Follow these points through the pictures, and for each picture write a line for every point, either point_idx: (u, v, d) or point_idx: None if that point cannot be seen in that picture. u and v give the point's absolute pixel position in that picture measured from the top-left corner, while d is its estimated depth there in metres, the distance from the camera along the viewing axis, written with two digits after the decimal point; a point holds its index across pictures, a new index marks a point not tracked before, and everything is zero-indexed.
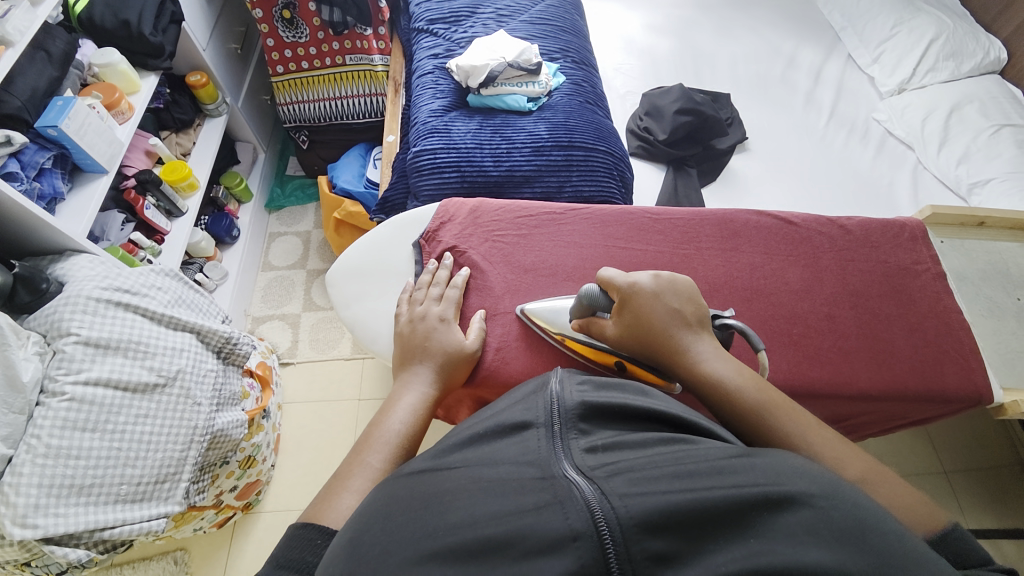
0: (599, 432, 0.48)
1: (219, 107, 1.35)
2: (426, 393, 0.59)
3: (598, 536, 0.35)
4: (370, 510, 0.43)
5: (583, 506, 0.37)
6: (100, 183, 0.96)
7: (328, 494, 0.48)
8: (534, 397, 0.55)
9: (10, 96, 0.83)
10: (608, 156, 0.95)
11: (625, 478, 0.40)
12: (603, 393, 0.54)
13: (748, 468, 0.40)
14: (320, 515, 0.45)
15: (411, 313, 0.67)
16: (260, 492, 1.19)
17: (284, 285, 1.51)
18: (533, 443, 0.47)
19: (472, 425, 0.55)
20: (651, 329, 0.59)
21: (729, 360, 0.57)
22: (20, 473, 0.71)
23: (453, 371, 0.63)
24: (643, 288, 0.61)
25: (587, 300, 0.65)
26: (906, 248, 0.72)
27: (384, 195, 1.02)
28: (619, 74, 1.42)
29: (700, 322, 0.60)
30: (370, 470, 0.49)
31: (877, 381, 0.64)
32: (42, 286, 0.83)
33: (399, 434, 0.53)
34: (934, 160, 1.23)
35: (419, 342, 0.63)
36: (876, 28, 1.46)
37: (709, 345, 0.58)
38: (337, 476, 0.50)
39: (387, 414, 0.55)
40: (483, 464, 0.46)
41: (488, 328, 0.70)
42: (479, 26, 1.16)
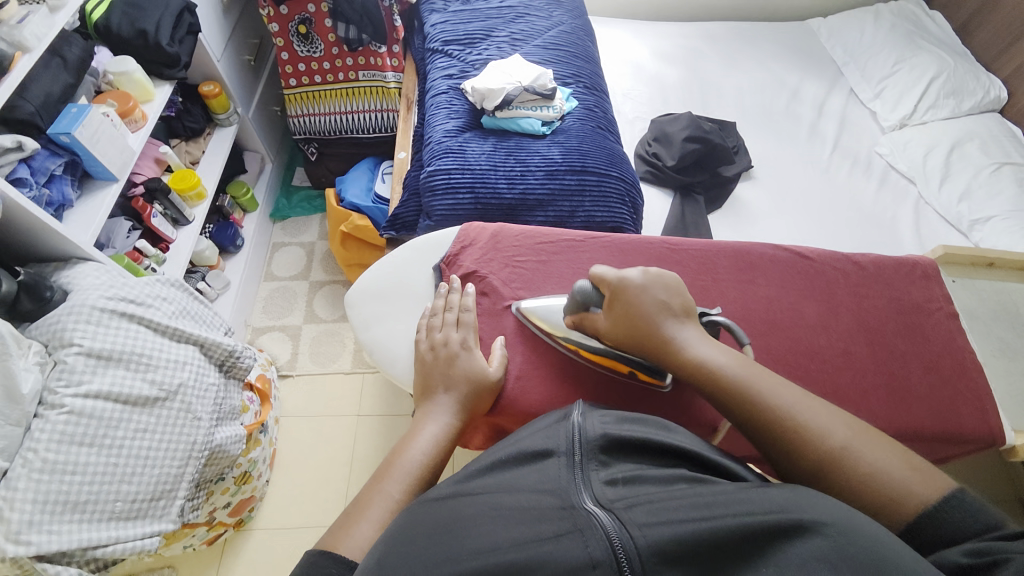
0: (619, 464, 0.48)
1: (230, 117, 1.35)
2: (449, 424, 0.58)
3: (616, 566, 0.37)
4: (388, 537, 0.41)
5: (602, 534, 0.38)
6: (110, 190, 0.96)
7: (345, 521, 0.47)
8: (555, 427, 0.54)
9: (24, 101, 0.83)
10: (620, 182, 0.96)
11: (643, 509, 0.41)
12: (625, 425, 0.54)
13: (764, 494, 0.40)
14: (337, 542, 0.45)
15: (432, 340, 0.67)
16: (253, 508, 1.16)
17: (286, 296, 1.50)
18: (554, 471, 0.48)
19: (492, 451, 0.55)
20: (639, 315, 0.61)
21: (717, 345, 0.59)
22: (14, 488, 0.69)
23: (476, 401, 0.62)
24: (630, 284, 0.63)
25: (581, 296, 0.67)
26: (919, 286, 0.73)
27: (396, 212, 1.02)
28: (627, 99, 1.44)
29: (686, 312, 0.62)
30: (389, 500, 0.49)
31: (894, 420, 0.64)
32: (46, 295, 0.82)
33: (420, 465, 0.52)
34: (936, 195, 1.25)
35: (441, 369, 0.63)
36: (878, 65, 1.51)
37: (696, 332, 0.61)
38: (355, 503, 0.49)
39: (409, 443, 0.55)
40: (503, 490, 0.45)
41: (508, 355, 0.70)
42: (493, 49, 1.18)
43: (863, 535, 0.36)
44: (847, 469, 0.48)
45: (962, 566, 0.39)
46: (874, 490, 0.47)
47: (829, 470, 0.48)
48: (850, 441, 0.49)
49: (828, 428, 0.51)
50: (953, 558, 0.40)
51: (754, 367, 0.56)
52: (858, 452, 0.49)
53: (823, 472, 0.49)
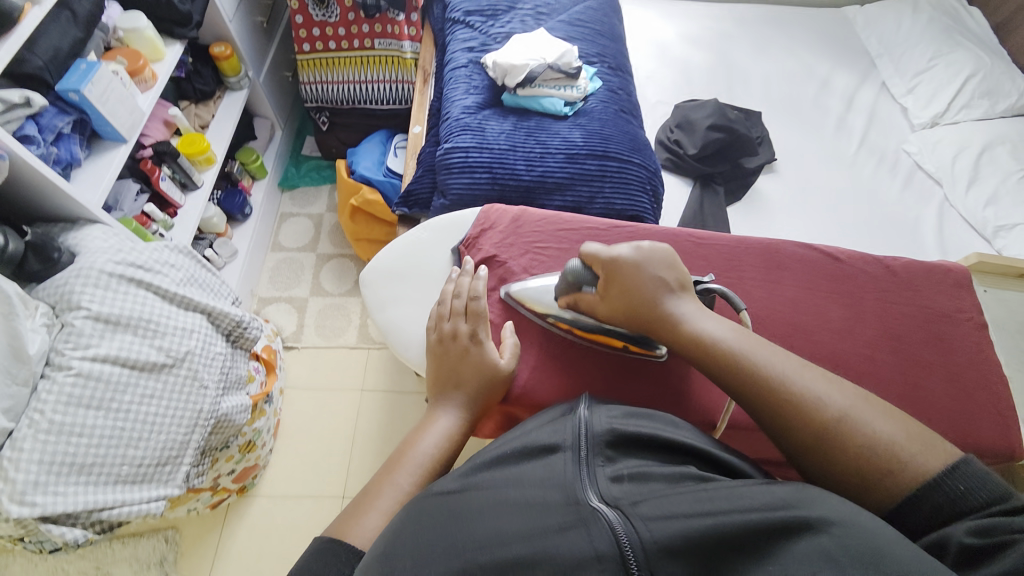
0: (625, 460, 0.46)
1: (241, 80, 1.31)
2: (460, 420, 0.58)
3: (622, 560, 0.36)
4: (398, 523, 0.43)
5: (606, 527, 0.38)
6: (119, 152, 0.93)
7: (355, 509, 0.48)
8: (561, 422, 0.52)
9: (32, 55, 0.80)
10: (642, 169, 0.93)
11: (650, 504, 0.39)
12: (632, 421, 0.52)
13: (769, 490, 0.39)
14: (346, 531, 0.45)
15: (441, 330, 0.65)
16: (256, 476, 1.18)
17: (293, 267, 1.48)
18: (559, 466, 0.45)
19: (497, 446, 0.53)
20: (637, 288, 0.61)
21: (712, 318, 0.59)
22: (20, 448, 0.69)
23: (487, 395, 0.61)
24: (625, 260, 0.62)
25: (573, 276, 0.66)
26: (949, 295, 0.71)
27: (409, 188, 1.00)
28: (651, 82, 1.39)
29: (682, 285, 0.62)
30: (399, 491, 0.49)
31: None
32: (54, 256, 0.80)
33: (430, 459, 0.52)
34: (962, 199, 1.22)
35: (452, 362, 0.62)
36: (913, 59, 1.45)
37: (691, 307, 0.60)
38: (366, 492, 0.49)
39: (420, 436, 0.55)
40: (508, 485, 0.44)
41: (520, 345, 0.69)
42: (517, 22, 1.13)
43: (865, 534, 0.36)
44: (845, 438, 0.48)
45: (968, 546, 0.39)
46: (873, 460, 0.46)
47: (828, 442, 0.48)
48: (847, 408, 0.49)
49: (823, 398, 0.50)
50: (958, 538, 0.40)
51: (750, 340, 0.56)
52: (855, 420, 0.48)
53: (819, 444, 0.48)
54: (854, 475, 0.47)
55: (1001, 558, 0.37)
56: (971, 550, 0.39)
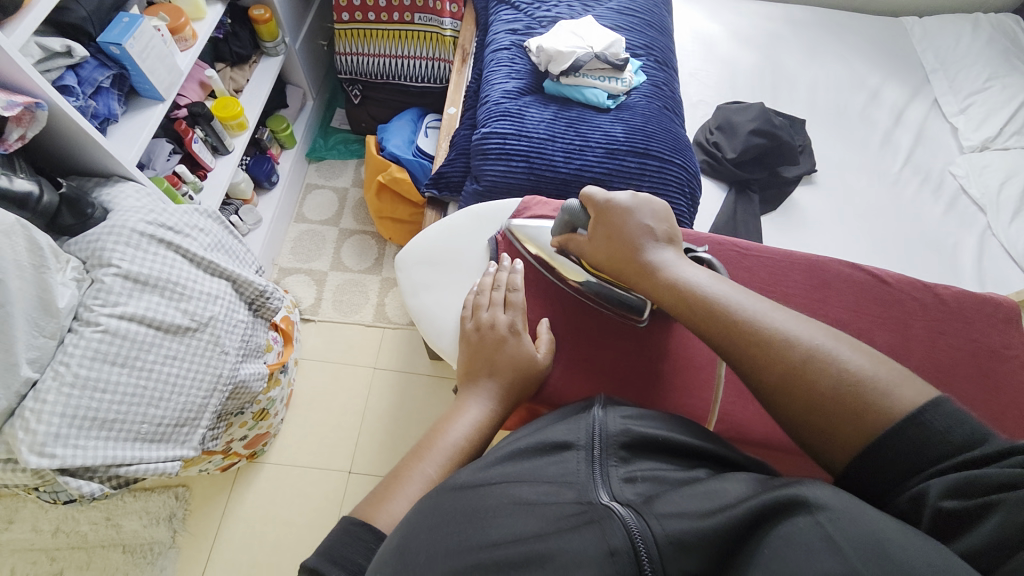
0: (641, 461, 0.44)
1: (277, 46, 1.29)
2: (490, 410, 0.57)
3: (634, 554, 0.34)
4: (411, 520, 0.40)
5: (619, 523, 0.36)
6: (155, 110, 0.93)
7: (383, 492, 0.48)
8: (575, 419, 0.50)
9: (77, 5, 0.79)
10: (682, 171, 0.91)
11: (663, 503, 0.38)
12: (648, 421, 0.49)
13: (767, 486, 0.38)
14: (373, 513, 0.45)
15: (478, 320, 0.65)
16: (267, 443, 1.19)
17: (314, 240, 1.48)
18: (573, 465, 0.44)
19: (508, 443, 0.50)
20: (620, 235, 0.62)
21: (692, 266, 0.59)
22: (43, 400, 0.69)
23: (520, 389, 0.60)
24: (618, 205, 0.63)
25: (570, 217, 0.68)
26: (998, 330, 0.69)
27: (441, 170, 0.98)
28: (694, 80, 1.35)
29: (669, 239, 0.62)
30: (425, 479, 0.49)
31: None
32: (88, 211, 0.80)
33: (459, 447, 0.52)
34: (1005, 229, 1.18)
35: (487, 353, 0.61)
36: (969, 78, 1.40)
37: (672, 255, 0.60)
38: (394, 476, 0.49)
39: (450, 426, 0.54)
40: (522, 482, 0.42)
41: (555, 342, 0.68)
42: (563, 7, 1.10)
43: (865, 520, 0.33)
44: (811, 381, 0.45)
45: (943, 511, 0.37)
46: (840, 402, 0.44)
47: (794, 385, 0.46)
48: (822, 346, 0.47)
49: (796, 340, 0.48)
50: (933, 502, 0.37)
51: (727, 286, 0.56)
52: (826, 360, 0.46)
53: (787, 385, 0.47)
54: (826, 419, 0.44)
55: (977, 527, 0.35)
56: (946, 516, 0.36)
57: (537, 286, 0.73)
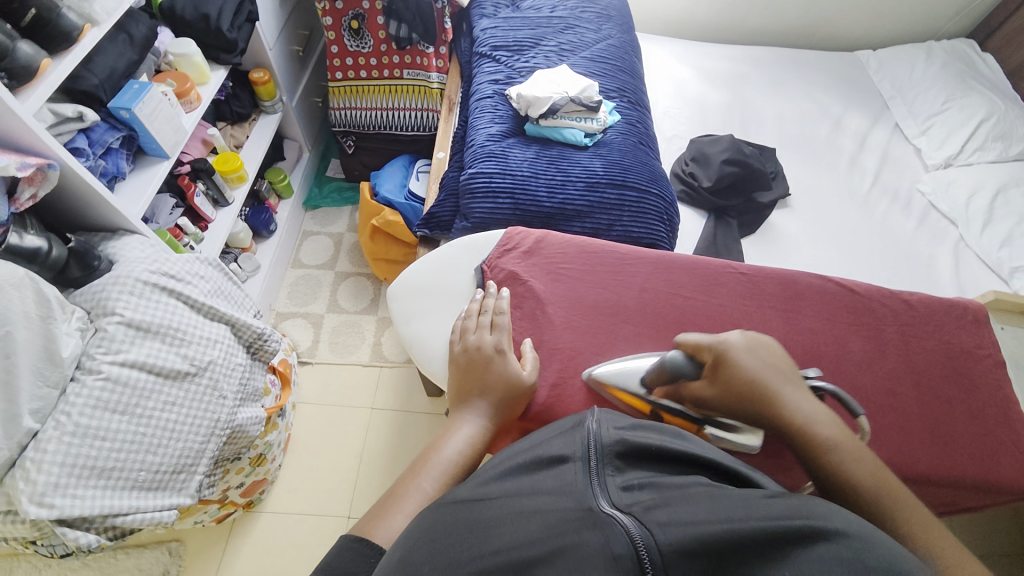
0: (636, 470, 0.45)
1: (276, 104, 1.38)
2: (483, 427, 0.59)
3: (637, 561, 0.35)
4: (412, 535, 0.41)
5: (622, 532, 0.36)
6: (160, 167, 0.98)
7: (381, 510, 0.49)
8: (572, 432, 0.51)
9: (89, 74, 0.85)
10: (659, 200, 0.96)
11: (663, 510, 0.38)
12: (639, 432, 0.50)
13: (770, 504, 0.38)
14: (373, 530, 0.47)
15: (465, 342, 0.67)
16: (264, 491, 1.17)
17: (311, 284, 1.52)
18: (570, 476, 0.44)
19: (504, 460, 0.51)
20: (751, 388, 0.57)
21: (827, 416, 0.55)
22: (45, 450, 0.70)
23: (509, 405, 0.62)
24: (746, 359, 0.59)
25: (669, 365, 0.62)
26: (969, 332, 0.72)
27: (432, 211, 1.03)
28: (667, 117, 1.45)
29: (797, 382, 0.59)
30: (423, 494, 0.50)
31: (936, 465, 0.63)
32: (94, 263, 0.83)
33: (453, 463, 0.54)
34: (977, 239, 1.23)
35: (477, 373, 0.63)
36: (926, 102, 1.49)
37: (812, 403, 0.56)
38: (391, 494, 0.51)
39: (444, 442, 0.56)
40: (522, 495, 0.43)
41: (540, 361, 0.70)
42: (541, 58, 1.19)
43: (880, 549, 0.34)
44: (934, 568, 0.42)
45: None
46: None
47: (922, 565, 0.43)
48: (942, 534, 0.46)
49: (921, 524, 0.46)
50: None
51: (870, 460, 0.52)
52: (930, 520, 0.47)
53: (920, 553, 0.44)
54: None
55: None
56: None
57: (521, 307, 0.75)
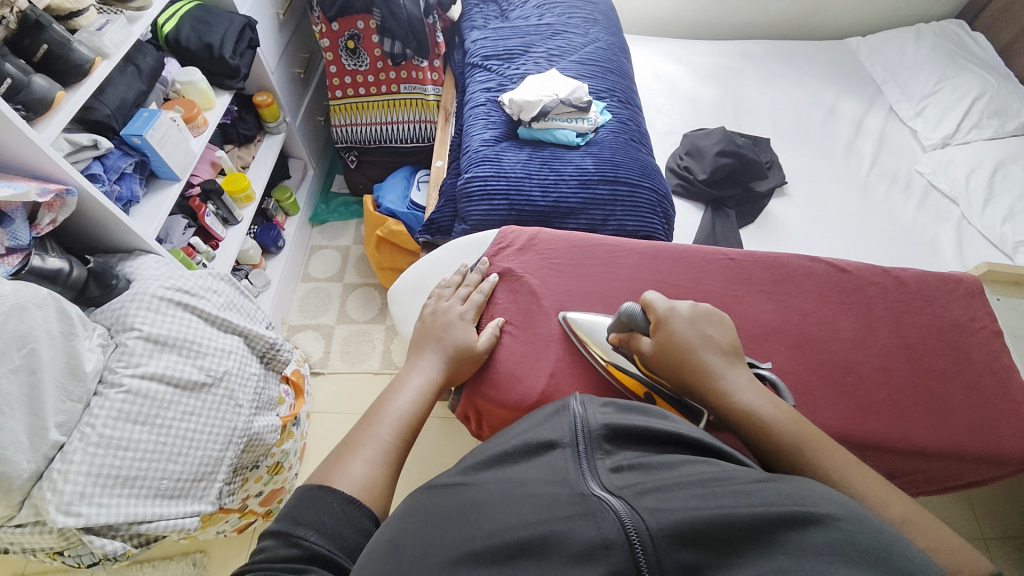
0: (624, 452, 0.45)
1: (279, 125, 1.43)
2: (433, 378, 0.65)
3: (629, 547, 0.34)
4: (404, 522, 0.42)
5: (613, 516, 0.35)
6: (172, 190, 1.03)
7: (339, 454, 0.55)
8: (557, 417, 0.50)
9: (102, 104, 0.90)
10: (652, 193, 0.98)
11: (654, 496, 0.37)
12: (627, 415, 0.50)
13: (758, 490, 0.37)
14: (331, 475, 0.52)
15: (436, 306, 0.74)
16: (282, 500, 1.19)
17: (321, 297, 1.56)
18: (561, 463, 0.43)
19: (496, 443, 0.51)
20: (683, 353, 0.61)
21: (761, 393, 0.57)
22: (70, 460, 0.73)
23: (460, 366, 0.68)
24: (676, 321, 0.63)
25: (627, 317, 0.67)
26: (963, 304, 0.73)
27: (431, 217, 1.06)
28: (660, 114, 1.47)
29: (734, 353, 0.62)
30: (379, 441, 0.56)
31: (934, 438, 0.64)
32: (112, 282, 0.88)
33: (403, 414, 0.59)
34: (978, 216, 1.22)
35: (434, 333, 0.69)
36: (919, 84, 1.49)
37: (743, 376, 0.59)
38: (349, 441, 0.56)
39: (397, 393, 0.62)
40: (513, 482, 0.42)
41: (503, 331, 0.74)
42: (531, 64, 1.22)
43: (872, 533, 0.33)
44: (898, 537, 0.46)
45: None
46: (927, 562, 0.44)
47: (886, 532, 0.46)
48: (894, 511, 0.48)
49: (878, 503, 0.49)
50: None
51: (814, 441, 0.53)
52: (855, 481, 0.50)
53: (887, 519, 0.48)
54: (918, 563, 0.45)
55: None
56: None
57: (504, 286, 0.78)
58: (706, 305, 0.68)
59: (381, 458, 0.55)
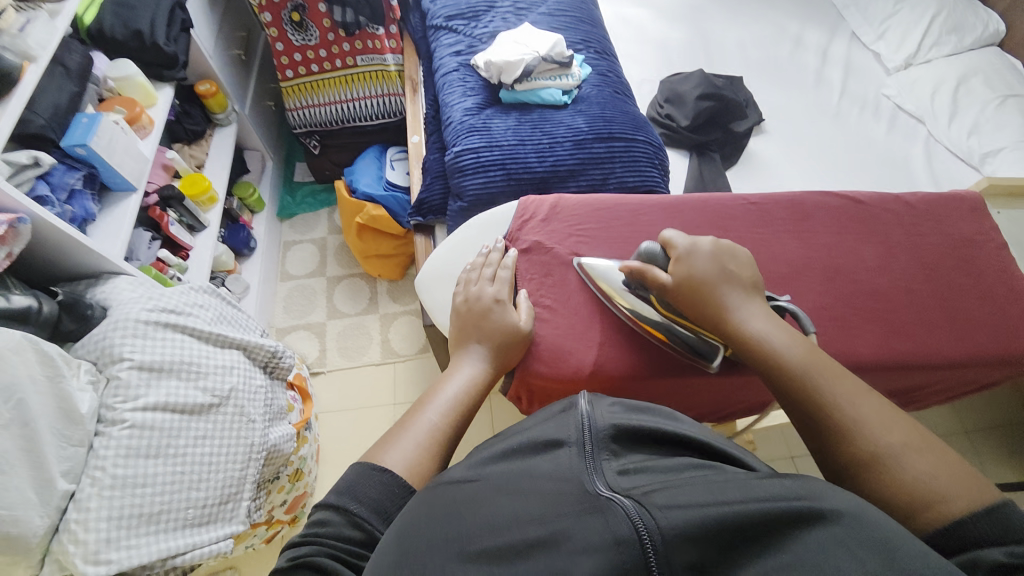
0: (632, 453, 0.42)
1: (228, 115, 1.31)
2: (483, 369, 0.63)
3: (640, 548, 0.32)
4: (408, 523, 0.40)
5: (623, 515, 0.34)
6: (131, 201, 0.93)
7: (388, 438, 0.54)
8: (563, 416, 0.47)
9: (35, 114, 0.79)
10: (647, 145, 0.96)
11: (663, 492, 0.36)
12: (635, 416, 0.46)
13: (766, 484, 0.36)
14: (380, 454, 0.52)
15: (467, 293, 0.70)
16: (306, 504, 1.16)
17: (306, 294, 1.48)
18: (565, 461, 0.41)
19: (495, 446, 0.48)
20: (700, 286, 0.62)
21: (774, 324, 0.58)
22: (87, 508, 0.68)
23: (507, 351, 0.66)
24: (699, 253, 0.64)
25: (647, 257, 0.68)
26: (969, 220, 0.77)
27: (421, 197, 1.01)
28: (633, 62, 1.43)
29: (754, 288, 0.63)
30: (427, 424, 0.55)
31: (963, 349, 0.67)
32: (87, 312, 0.80)
33: (456, 400, 0.58)
34: (945, 132, 1.26)
35: (475, 320, 0.67)
36: (878, 5, 1.50)
37: (760, 308, 0.60)
38: (397, 425, 0.56)
39: (444, 382, 0.60)
40: (515, 485, 0.40)
41: (538, 309, 0.73)
42: (499, 20, 1.14)
43: (876, 524, 0.33)
44: (887, 469, 0.45)
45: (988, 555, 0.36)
46: (908, 493, 0.43)
47: (869, 468, 0.46)
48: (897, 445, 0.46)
49: (872, 431, 0.48)
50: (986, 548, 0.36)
51: (822, 367, 0.54)
52: (848, 402, 0.50)
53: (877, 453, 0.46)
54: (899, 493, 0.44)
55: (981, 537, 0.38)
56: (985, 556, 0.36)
57: (529, 258, 0.77)
58: (727, 242, 0.68)
59: (431, 442, 0.54)
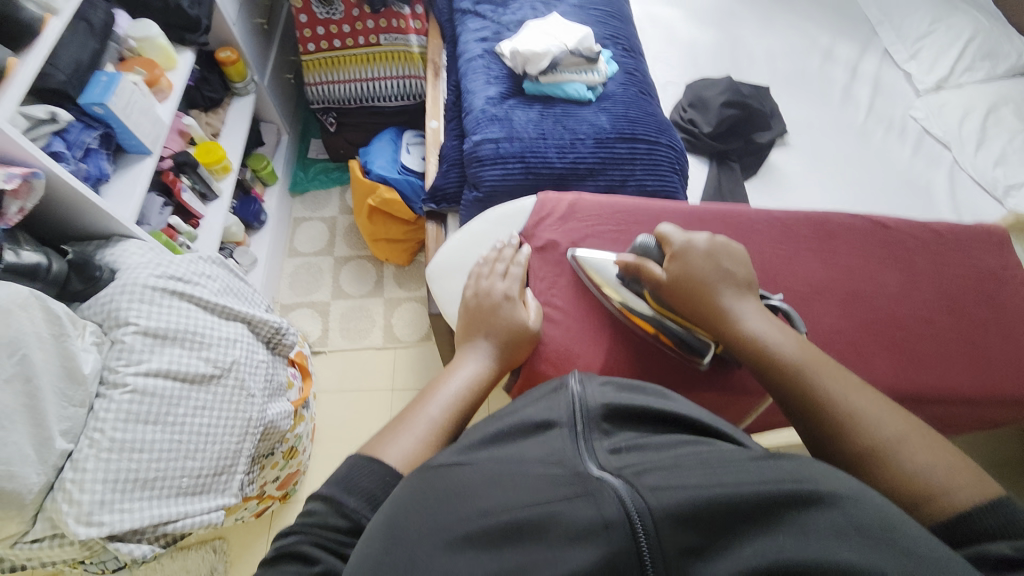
0: (624, 433, 0.41)
1: (247, 85, 1.29)
2: (488, 366, 0.62)
3: (631, 529, 0.32)
4: (401, 499, 0.39)
5: (614, 496, 0.33)
6: (145, 164, 0.92)
7: (388, 430, 0.53)
8: (555, 396, 0.46)
9: (55, 69, 0.77)
10: (670, 149, 0.95)
11: (656, 473, 0.35)
12: (626, 394, 0.46)
13: (761, 465, 0.35)
14: (380, 449, 0.51)
15: (478, 287, 0.70)
16: (298, 482, 1.17)
17: (311, 272, 1.48)
18: (557, 443, 0.40)
19: (489, 422, 0.47)
20: (696, 283, 0.61)
21: (769, 324, 0.58)
22: (83, 469, 0.69)
23: (514, 348, 0.65)
24: (695, 248, 0.63)
25: (641, 251, 0.67)
26: (995, 254, 0.76)
27: (437, 185, 1.00)
28: (659, 64, 1.41)
29: (748, 286, 0.62)
30: (429, 418, 0.54)
31: (978, 386, 0.67)
32: (96, 274, 0.79)
33: (460, 396, 0.57)
34: (971, 161, 1.24)
35: (484, 316, 0.66)
36: (913, 24, 1.47)
37: (754, 307, 0.60)
38: (398, 417, 0.55)
39: (448, 376, 0.60)
40: (507, 462, 0.39)
41: (543, 304, 0.73)
42: (528, 9, 1.13)
43: (872, 509, 0.32)
44: (891, 460, 0.45)
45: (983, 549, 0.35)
46: (912, 484, 0.43)
47: (873, 462, 0.45)
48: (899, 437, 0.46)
49: (876, 423, 0.47)
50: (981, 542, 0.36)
51: (818, 365, 0.53)
52: (846, 397, 0.50)
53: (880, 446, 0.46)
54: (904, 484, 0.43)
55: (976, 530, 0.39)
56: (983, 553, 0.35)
57: (541, 256, 0.77)
58: (723, 237, 0.68)
59: (431, 437, 0.53)
